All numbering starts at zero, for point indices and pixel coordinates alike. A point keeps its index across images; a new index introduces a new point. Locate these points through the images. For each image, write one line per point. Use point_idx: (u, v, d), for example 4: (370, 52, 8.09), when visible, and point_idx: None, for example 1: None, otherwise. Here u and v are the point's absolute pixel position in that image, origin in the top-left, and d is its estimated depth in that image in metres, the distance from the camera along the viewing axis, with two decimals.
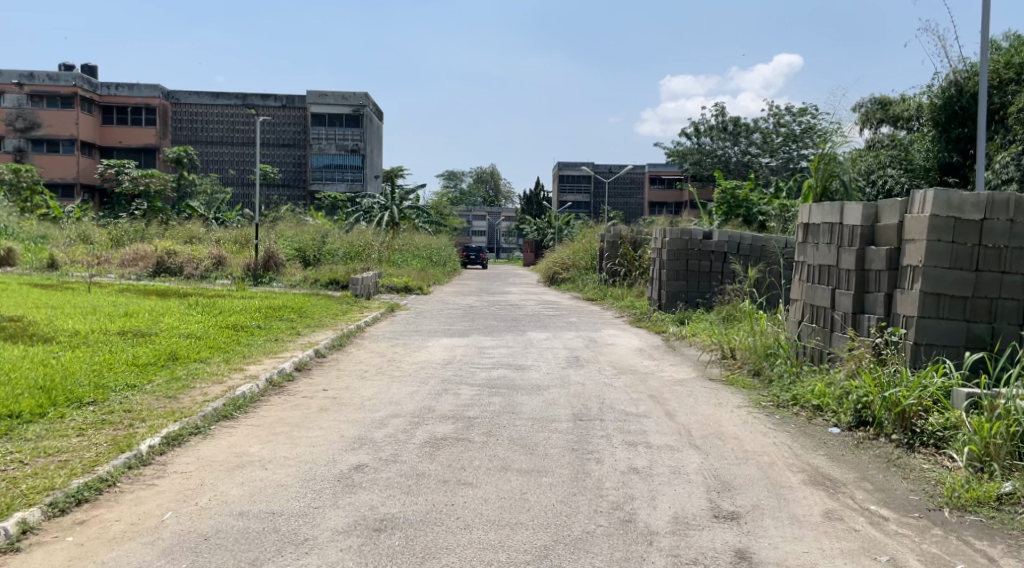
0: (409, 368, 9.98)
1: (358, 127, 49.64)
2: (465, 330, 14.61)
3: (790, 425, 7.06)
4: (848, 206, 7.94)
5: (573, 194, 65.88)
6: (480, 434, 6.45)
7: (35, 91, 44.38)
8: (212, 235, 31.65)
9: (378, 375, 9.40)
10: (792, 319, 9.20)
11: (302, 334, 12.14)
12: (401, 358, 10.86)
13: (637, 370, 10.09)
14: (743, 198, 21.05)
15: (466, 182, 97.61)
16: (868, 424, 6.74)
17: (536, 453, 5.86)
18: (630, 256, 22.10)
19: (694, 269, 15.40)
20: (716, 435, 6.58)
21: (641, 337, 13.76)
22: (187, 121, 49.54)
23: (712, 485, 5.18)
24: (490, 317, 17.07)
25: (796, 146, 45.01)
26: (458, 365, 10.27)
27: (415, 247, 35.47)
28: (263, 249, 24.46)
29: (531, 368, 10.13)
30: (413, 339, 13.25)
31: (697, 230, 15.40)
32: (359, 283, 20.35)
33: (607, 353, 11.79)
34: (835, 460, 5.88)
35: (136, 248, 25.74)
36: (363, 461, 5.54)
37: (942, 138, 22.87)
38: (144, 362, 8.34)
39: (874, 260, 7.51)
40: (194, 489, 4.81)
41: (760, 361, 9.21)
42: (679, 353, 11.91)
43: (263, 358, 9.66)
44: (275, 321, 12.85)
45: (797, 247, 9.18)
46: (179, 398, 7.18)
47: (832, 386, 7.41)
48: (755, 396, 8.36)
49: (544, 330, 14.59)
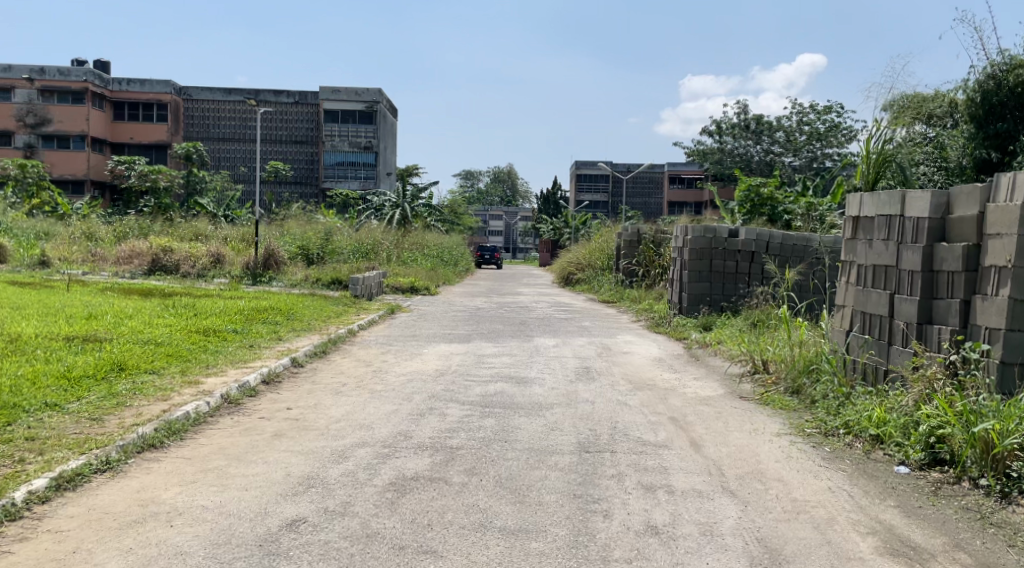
0: (395, 381, 8.73)
1: (372, 124, 48.52)
2: (467, 335, 13.37)
3: (846, 461, 5.77)
4: (910, 195, 6.66)
5: (591, 194, 64.49)
6: (461, 473, 5.19)
7: (45, 86, 43.68)
8: (218, 233, 30.58)
9: (357, 390, 8.16)
10: (839, 329, 7.88)
11: (282, 339, 10.92)
12: (388, 368, 9.60)
13: (657, 386, 8.79)
14: (768, 196, 19.51)
15: (484, 181, 96.33)
16: (944, 463, 5.44)
17: (528, 503, 4.60)
18: (650, 255, 20.71)
19: (719, 269, 14.09)
20: (754, 476, 5.29)
21: (660, 345, 12.47)
22: (199, 118, 48.73)
23: (758, 558, 3.94)
24: (495, 321, 15.80)
25: (820, 145, 43.42)
26: (452, 377, 9.03)
27: (426, 246, 34.29)
28: (263, 247, 23.35)
29: (533, 382, 8.84)
30: (408, 345, 12.02)
31: (723, 228, 14.08)
32: (361, 282, 19.12)
33: (622, 364, 10.52)
34: (912, 514, 4.61)
35: (133, 245, 24.70)
36: (302, 514, 4.28)
37: (978, 135, 21.23)
38: (80, 374, 7.15)
39: (946, 260, 6.21)
40: (60, 560, 3.63)
41: (799, 378, 8.01)
42: (703, 364, 10.65)
43: (227, 369, 8.45)
44: (256, 325, 11.64)
45: (845, 245, 7.87)
46: (103, 421, 5.96)
47: (895, 413, 6.10)
48: (796, 421, 7.05)
49: (553, 336, 13.33)
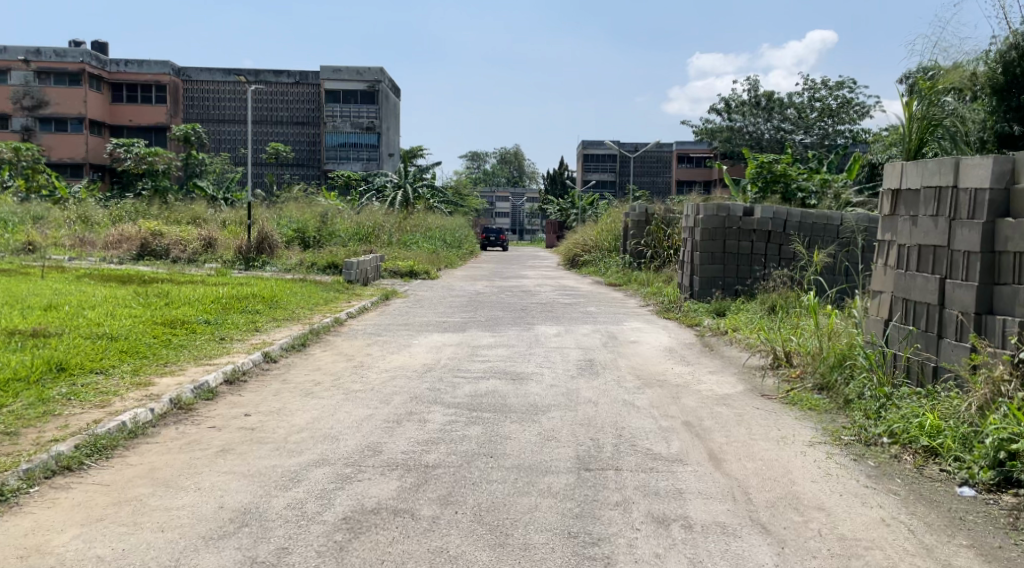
0: (376, 378, 7.83)
1: (374, 103, 47.34)
2: (463, 324, 12.43)
3: (897, 480, 4.86)
4: (966, 161, 5.73)
5: (598, 173, 63.34)
6: (432, 502, 4.28)
7: (41, 68, 42.69)
8: (215, 216, 29.65)
9: (331, 390, 7.24)
10: (875, 317, 6.94)
11: (258, 331, 9.99)
12: (371, 363, 8.69)
13: (668, 382, 7.85)
14: (781, 172, 18.42)
15: (490, 161, 95.13)
16: (1021, 486, 4.54)
17: (510, 548, 3.69)
18: (660, 236, 19.67)
19: (732, 250, 13.16)
20: (791, 503, 4.38)
21: (670, 333, 11.53)
22: (199, 99, 47.79)
23: None
24: (495, 307, 14.86)
25: (832, 122, 42.13)
26: (440, 374, 8.12)
27: (428, 229, 33.30)
28: (257, 230, 22.42)
29: (530, 378, 7.91)
30: (398, 335, 11.10)
31: (737, 205, 13.12)
32: (355, 266, 18.17)
33: (631, 355, 9.58)
34: (995, 560, 3.69)
35: (122, 229, 23.79)
36: None
37: (1000, 108, 20.11)
38: (8, 377, 6.27)
39: (1014, 239, 5.30)
40: None
41: (830, 373, 7.09)
42: (719, 354, 9.70)
43: (187, 368, 7.55)
44: (234, 315, 10.73)
45: (885, 221, 6.92)
46: (17, 437, 5.07)
47: (952, 420, 5.21)
48: (828, 425, 6.12)
49: (555, 323, 12.40)
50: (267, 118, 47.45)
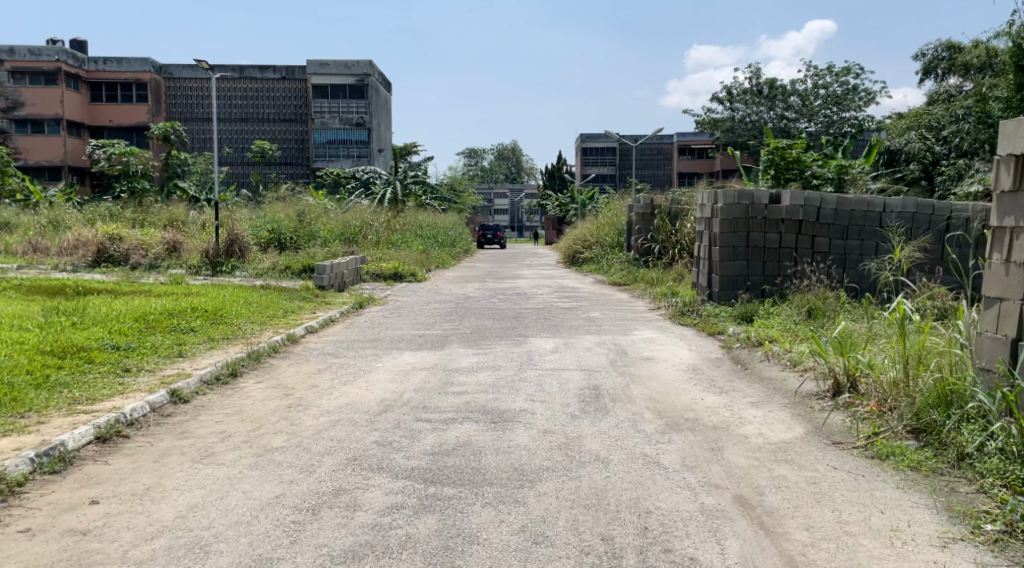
0: (309, 427, 5.83)
1: (363, 98, 45.18)
2: (445, 338, 10.42)
3: None
4: None
5: (597, 166, 61.23)
6: None
7: (16, 68, 40.19)
8: (192, 217, 27.45)
9: (243, 449, 5.25)
10: (996, 331, 4.91)
11: (182, 357, 7.97)
12: (311, 401, 6.67)
13: (701, 424, 5.84)
14: (795, 159, 16.10)
15: (487, 158, 92.83)
16: None
17: None
18: (666, 230, 17.91)
19: (757, 243, 11.15)
20: None
21: (691, 345, 9.49)
22: (182, 97, 45.95)
23: None
24: (484, 315, 12.81)
25: (837, 109, 39.97)
26: (398, 416, 6.13)
27: (418, 228, 31.19)
28: (225, 232, 20.29)
29: (518, 423, 5.90)
30: (363, 355, 9.10)
31: (762, 191, 11.15)
32: (329, 270, 16.06)
33: (647, 378, 7.56)
34: None
35: (80, 232, 21.70)
36: None
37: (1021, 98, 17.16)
38: None
39: None
40: None
41: (931, 413, 5.09)
42: (758, 376, 7.64)
43: (53, 418, 5.57)
44: (152, 337, 8.69)
45: (1008, 199, 4.89)
46: None
47: None
48: (952, 503, 4.14)
49: (552, 335, 10.37)
50: (253, 115, 45.32)
